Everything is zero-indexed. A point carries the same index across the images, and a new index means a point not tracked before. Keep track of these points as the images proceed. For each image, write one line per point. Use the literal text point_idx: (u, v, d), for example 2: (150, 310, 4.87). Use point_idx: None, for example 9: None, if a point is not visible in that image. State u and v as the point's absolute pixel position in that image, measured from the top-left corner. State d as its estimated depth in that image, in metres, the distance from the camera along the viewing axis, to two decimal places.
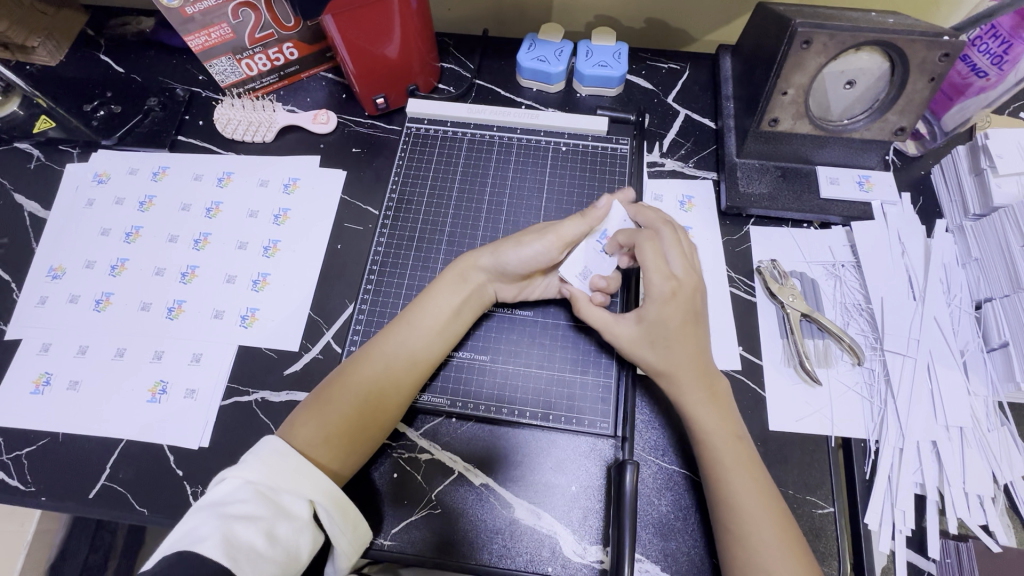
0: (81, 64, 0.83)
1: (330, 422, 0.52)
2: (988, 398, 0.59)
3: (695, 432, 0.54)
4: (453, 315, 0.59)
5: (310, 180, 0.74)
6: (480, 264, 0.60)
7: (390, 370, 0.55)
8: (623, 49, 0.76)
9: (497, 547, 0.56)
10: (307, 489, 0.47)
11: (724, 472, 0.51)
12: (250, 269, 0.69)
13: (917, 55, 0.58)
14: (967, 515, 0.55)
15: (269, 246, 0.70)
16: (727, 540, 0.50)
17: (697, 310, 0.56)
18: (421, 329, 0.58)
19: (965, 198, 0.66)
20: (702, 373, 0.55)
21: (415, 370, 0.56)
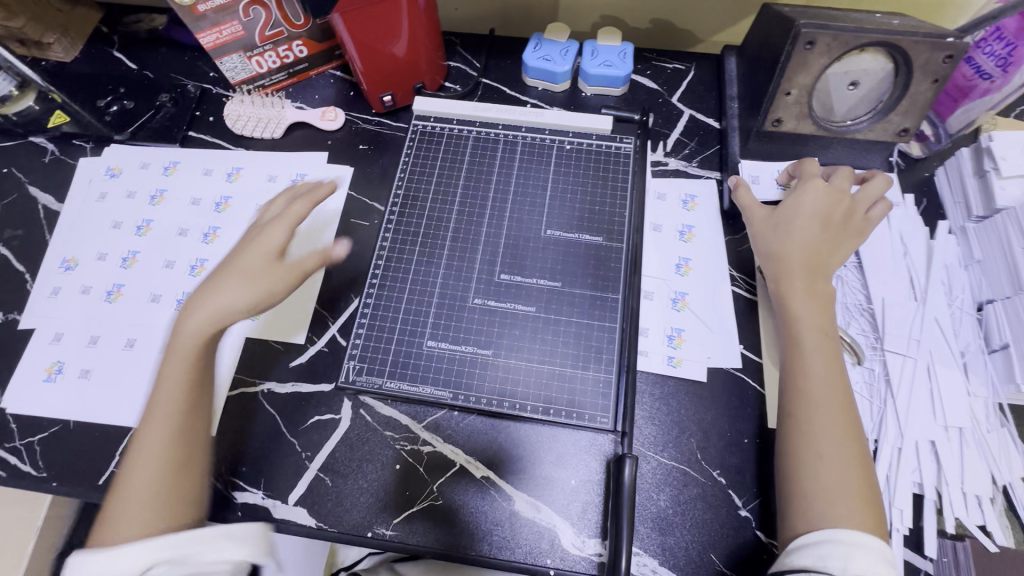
0: (95, 60, 0.84)
1: (128, 504, 0.50)
2: (989, 398, 0.59)
3: (789, 318, 0.57)
4: (185, 374, 0.55)
5: (317, 176, 0.75)
6: (247, 300, 0.56)
7: (168, 438, 0.53)
8: (628, 50, 0.77)
9: (497, 539, 0.57)
10: (131, 561, 0.47)
11: (805, 359, 0.55)
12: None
13: (920, 57, 0.58)
14: (965, 515, 0.55)
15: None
16: (786, 426, 0.54)
17: (834, 216, 0.60)
18: (171, 389, 0.54)
19: (968, 199, 0.66)
20: (813, 266, 0.58)
21: (184, 428, 0.53)
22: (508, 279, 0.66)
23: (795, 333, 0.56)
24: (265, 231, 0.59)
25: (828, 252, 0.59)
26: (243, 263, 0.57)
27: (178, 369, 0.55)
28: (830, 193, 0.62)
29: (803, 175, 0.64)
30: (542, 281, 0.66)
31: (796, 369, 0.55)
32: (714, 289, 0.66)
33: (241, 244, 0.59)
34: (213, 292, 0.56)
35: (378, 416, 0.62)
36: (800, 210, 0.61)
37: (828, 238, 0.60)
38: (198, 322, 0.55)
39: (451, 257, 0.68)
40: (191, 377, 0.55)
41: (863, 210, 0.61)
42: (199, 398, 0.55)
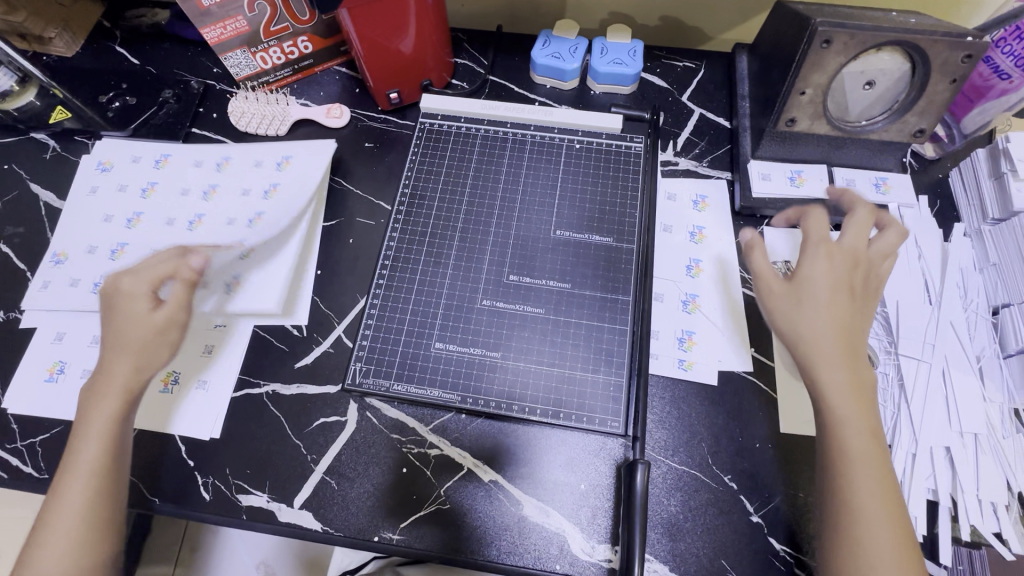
0: (97, 56, 0.83)
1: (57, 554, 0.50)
2: (1004, 404, 0.58)
3: (828, 419, 0.50)
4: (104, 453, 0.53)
5: (301, 155, 0.73)
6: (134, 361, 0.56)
7: (84, 509, 0.51)
8: (638, 48, 0.76)
9: (505, 544, 0.56)
10: None
11: (851, 466, 0.48)
12: (227, 269, 0.66)
13: (938, 56, 0.57)
14: (980, 522, 0.54)
15: (255, 217, 0.69)
16: (833, 536, 0.48)
17: (853, 284, 0.54)
18: (84, 461, 0.52)
19: (984, 202, 0.65)
20: (848, 347, 0.52)
21: (106, 474, 0.53)
22: (517, 281, 0.65)
23: (838, 428, 0.50)
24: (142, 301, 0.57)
25: (860, 331, 0.53)
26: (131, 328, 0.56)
27: (94, 437, 0.53)
28: (839, 258, 0.55)
29: (808, 237, 0.57)
30: (554, 284, 0.65)
31: (841, 479, 0.48)
32: (726, 291, 0.65)
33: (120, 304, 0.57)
34: (100, 396, 0.54)
35: (385, 419, 0.61)
36: (818, 282, 0.54)
37: (849, 311, 0.53)
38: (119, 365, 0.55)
39: (460, 257, 0.67)
40: (88, 455, 0.53)
41: (875, 273, 0.56)
42: (116, 468, 0.53)
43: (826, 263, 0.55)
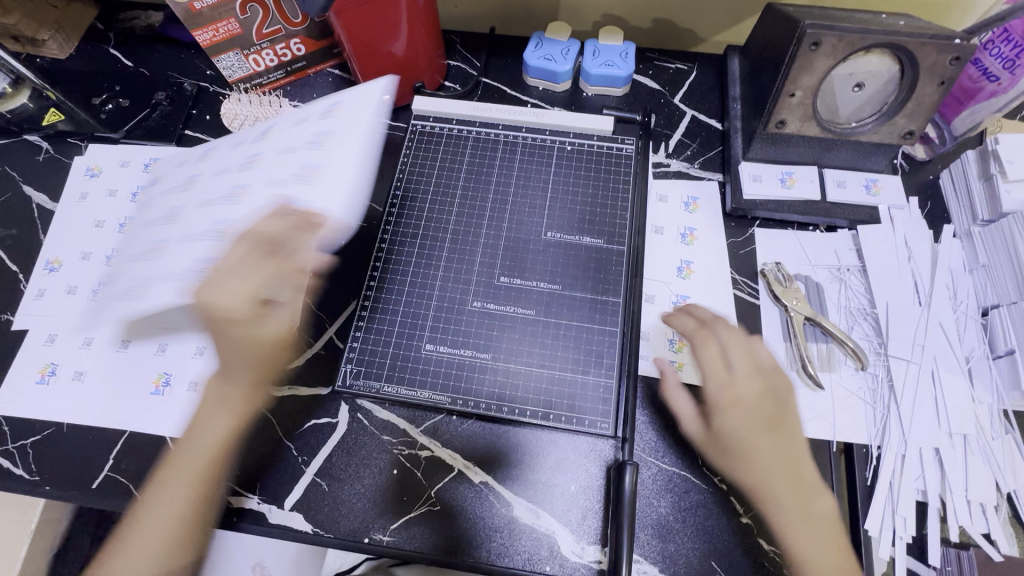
0: (91, 58, 0.83)
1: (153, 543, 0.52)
2: (993, 405, 0.58)
3: (796, 562, 0.50)
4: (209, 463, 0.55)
5: (350, 102, 0.63)
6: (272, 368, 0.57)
7: (181, 507, 0.53)
8: (630, 49, 0.76)
9: (495, 545, 0.56)
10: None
11: None
12: (202, 261, 0.62)
13: (927, 58, 0.57)
14: (969, 523, 0.55)
15: (309, 172, 0.58)
16: None
17: (769, 416, 0.53)
18: (191, 467, 0.54)
19: (974, 203, 0.65)
20: (794, 485, 0.51)
21: (207, 477, 0.55)
22: (507, 282, 0.65)
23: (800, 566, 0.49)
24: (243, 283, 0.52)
25: (803, 483, 0.51)
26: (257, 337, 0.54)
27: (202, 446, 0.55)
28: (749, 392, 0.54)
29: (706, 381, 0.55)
30: (542, 285, 0.65)
31: None
32: (717, 293, 0.65)
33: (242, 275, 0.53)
34: (217, 405, 0.56)
35: (376, 420, 0.61)
36: (737, 435, 0.53)
37: (779, 444, 0.52)
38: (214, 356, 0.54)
39: (451, 258, 0.67)
40: (190, 464, 0.54)
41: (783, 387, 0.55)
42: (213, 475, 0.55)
43: (735, 412, 0.53)
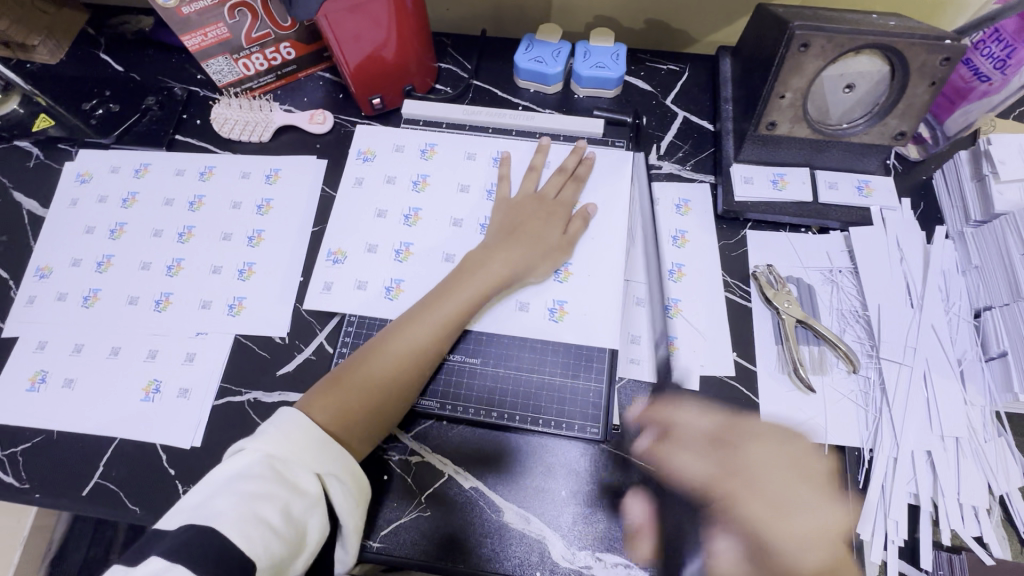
0: (82, 63, 0.83)
1: (353, 393, 0.54)
2: (986, 407, 0.58)
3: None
4: (435, 330, 0.58)
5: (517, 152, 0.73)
6: (539, 256, 0.64)
7: (395, 362, 0.56)
8: (621, 51, 0.75)
9: (486, 550, 0.56)
10: (314, 464, 0.48)
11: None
12: (383, 275, 0.67)
13: (917, 58, 0.57)
14: (961, 527, 0.54)
15: (410, 215, 0.70)
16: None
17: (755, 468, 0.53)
18: (423, 328, 0.58)
19: (966, 203, 0.64)
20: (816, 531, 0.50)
21: (444, 338, 0.59)
22: None
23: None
24: (552, 222, 0.66)
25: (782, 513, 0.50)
26: (543, 236, 0.65)
27: (444, 312, 0.59)
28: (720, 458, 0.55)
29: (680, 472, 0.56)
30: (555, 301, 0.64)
31: None
32: (710, 297, 0.65)
33: (532, 210, 0.67)
34: (478, 276, 0.61)
35: None
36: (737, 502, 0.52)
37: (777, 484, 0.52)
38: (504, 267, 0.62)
39: (435, 271, 0.67)
40: (440, 320, 0.59)
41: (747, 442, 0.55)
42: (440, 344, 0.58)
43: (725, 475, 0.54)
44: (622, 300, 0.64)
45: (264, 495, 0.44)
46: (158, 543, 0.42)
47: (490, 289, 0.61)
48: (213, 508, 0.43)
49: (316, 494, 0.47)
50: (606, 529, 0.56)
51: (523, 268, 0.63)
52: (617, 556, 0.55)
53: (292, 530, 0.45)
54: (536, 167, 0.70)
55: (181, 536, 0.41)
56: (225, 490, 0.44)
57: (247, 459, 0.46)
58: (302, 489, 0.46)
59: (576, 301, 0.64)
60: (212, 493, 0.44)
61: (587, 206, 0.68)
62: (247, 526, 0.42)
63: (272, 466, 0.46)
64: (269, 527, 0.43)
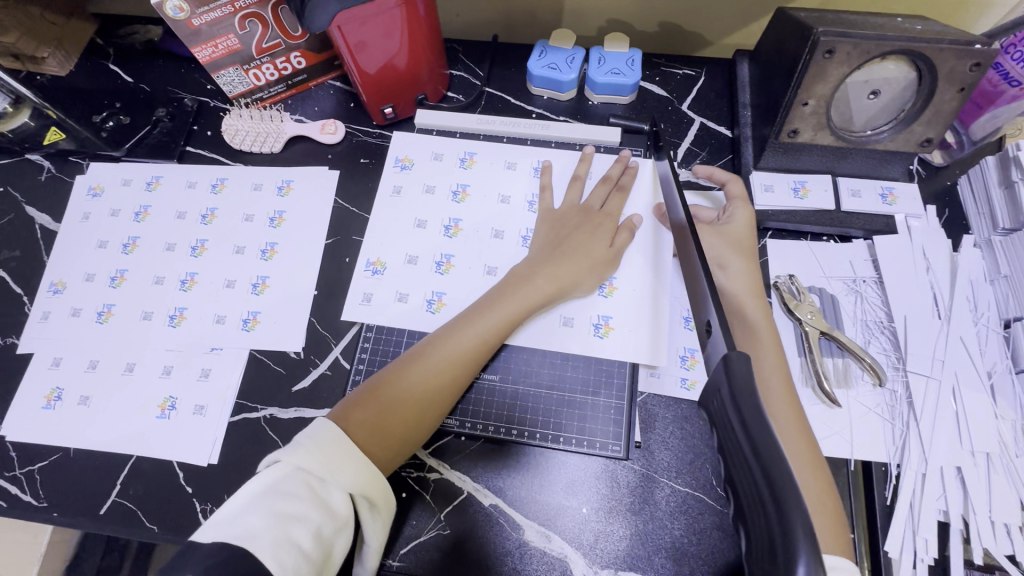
0: (91, 74, 0.83)
1: (388, 404, 0.53)
2: (1017, 421, 0.56)
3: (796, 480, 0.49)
4: (477, 345, 0.58)
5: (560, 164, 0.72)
6: (585, 269, 0.62)
7: (434, 373, 0.56)
8: (637, 56, 0.74)
9: (508, 569, 0.55)
10: (345, 481, 0.47)
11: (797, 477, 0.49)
12: (425, 287, 0.66)
13: (946, 64, 0.55)
14: (993, 545, 0.53)
15: (452, 225, 0.69)
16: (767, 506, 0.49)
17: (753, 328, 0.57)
18: (465, 342, 0.57)
19: (994, 211, 0.63)
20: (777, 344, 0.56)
21: (483, 351, 0.58)
22: None
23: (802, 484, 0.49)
24: (597, 236, 0.64)
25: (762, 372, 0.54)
26: (587, 249, 0.63)
27: (487, 326, 0.58)
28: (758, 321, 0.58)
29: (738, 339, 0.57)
30: (580, 309, 0.64)
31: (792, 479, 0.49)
32: None
33: (575, 221, 0.66)
34: (521, 287, 0.61)
35: None
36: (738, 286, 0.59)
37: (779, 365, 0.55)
38: (546, 282, 0.61)
39: (479, 284, 0.66)
40: (480, 334, 0.58)
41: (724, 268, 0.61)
42: (478, 357, 0.58)
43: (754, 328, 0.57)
44: (652, 314, 0.63)
45: (294, 517, 0.44)
46: (192, 557, 0.40)
47: (534, 304, 0.60)
48: (244, 525, 0.42)
49: (344, 513, 0.47)
50: (628, 547, 0.55)
51: (569, 283, 0.62)
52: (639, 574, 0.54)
53: (320, 553, 0.44)
54: (581, 176, 0.69)
55: (217, 554, 0.40)
56: (255, 507, 0.44)
57: (280, 473, 0.46)
58: (332, 508, 0.46)
59: (622, 317, 0.63)
60: (246, 507, 0.44)
61: (633, 218, 0.66)
62: (280, 549, 0.42)
63: (305, 480, 0.46)
64: (300, 550, 0.43)
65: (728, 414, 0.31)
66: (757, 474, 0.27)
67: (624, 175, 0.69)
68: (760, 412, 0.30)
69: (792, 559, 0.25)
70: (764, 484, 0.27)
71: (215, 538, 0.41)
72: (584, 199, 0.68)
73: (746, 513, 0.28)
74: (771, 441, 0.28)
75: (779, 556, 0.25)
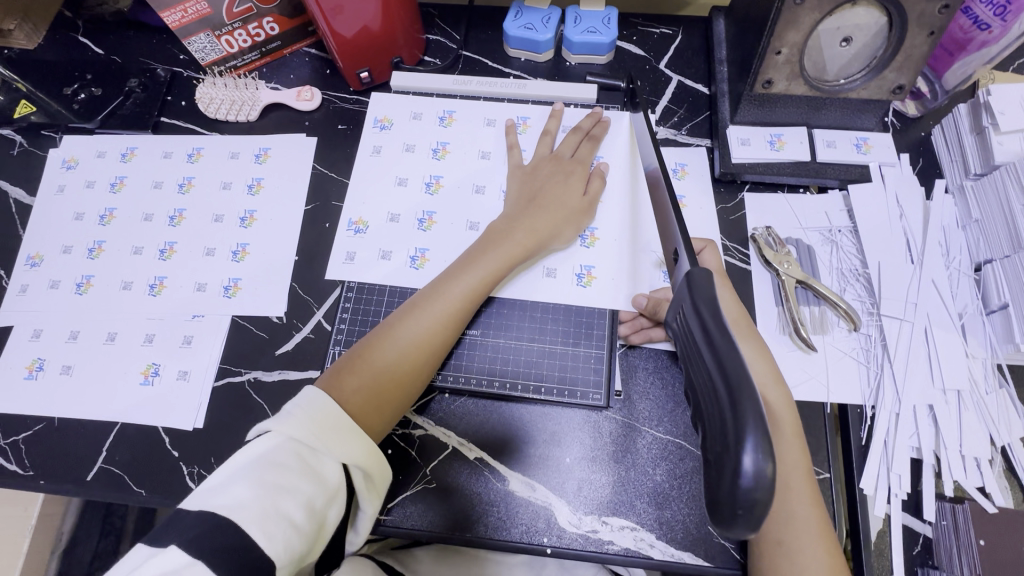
0: (59, 46, 0.81)
1: (371, 370, 0.53)
2: (987, 360, 0.58)
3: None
4: (461, 303, 0.57)
5: (539, 121, 0.72)
6: (565, 221, 0.63)
7: (417, 335, 0.55)
8: (613, 14, 0.74)
9: (493, 519, 0.56)
10: (338, 451, 0.46)
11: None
12: (408, 245, 0.66)
13: (915, 8, 0.55)
14: (963, 478, 0.55)
15: (432, 183, 0.69)
16: None
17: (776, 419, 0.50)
18: (450, 301, 0.57)
19: (966, 158, 0.64)
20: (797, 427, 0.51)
21: (464, 309, 0.58)
22: None
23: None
24: (572, 189, 0.64)
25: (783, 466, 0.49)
26: (562, 200, 0.63)
27: (468, 284, 0.58)
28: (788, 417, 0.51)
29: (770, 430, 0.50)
30: (560, 262, 0.64)
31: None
32: None
33: (548, 174, 0.65)
34: (500, 244, 0.60)
35: None
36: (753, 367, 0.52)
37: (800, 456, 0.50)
38: (524, 236, 0.61)
39: (461, 240, 0.66)
40: (461, 292, 0.58)
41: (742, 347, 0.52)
42: (461, 317, 0.58)
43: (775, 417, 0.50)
44: (633, 264, 0.64)
45: (284, 488, 0.43)
46: (178, 521, 0.40)
47: (516, 259, 0.60)
48: (233, 496, 0.41)
49: (336, 483, 0.46)
50: (611, 494, 0.56)
51: (547, 236, 0.62)
52: (622, 518, 0.55)
53: (313, 525, 0.44)
54: (550, 132, 0.69)
55: (201, 523, 0.40)
56: (243, 477, 0.43)
57: (272, 443, 0.45)
58: (325, 479, 0.45)
59: (604, 266, 0.64)
60: (233, 477, 0.43)
61: (602, 165, 0.67)
62: (268, 521, 0.41)
63: (296, 451, 0.45)
64: (290, 522, 0.42)
65: (691, 326, 0.35)
66: (719, 379, 0.30)
67: (596, 127, 0.69)
68: (719, 320, 0.33)
69: (742, 439, 0.28)
70: (721, 380, 0.31)
71: (201, 506, 0.41)
72: (556, 150, 0.68)
73: (707, 406, 0.31)
74: (731, 349, 0.32)
75: (731, 439, 0.29)
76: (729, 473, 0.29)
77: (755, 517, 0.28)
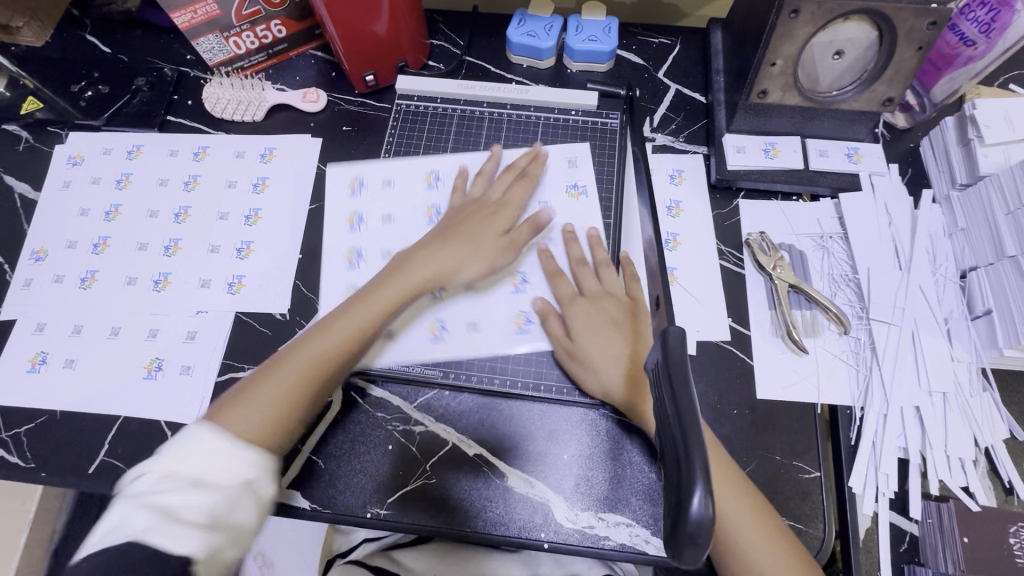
0: (68, 44, 0.82)
1: (269, 399, 0.51)
2: (972, 364, 0.60)
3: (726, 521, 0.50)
4: (371, 317, 0.57)
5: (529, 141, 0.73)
6: (490, 243, 0.64)
7: (332, 346, 0.54)
8: (613, 24, 0.76)
9: (491, 515, 0.57)
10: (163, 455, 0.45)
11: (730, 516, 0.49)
12: (410, 245, 0.68)
13: (904, 23, 0.58)
14: (948, 477, 0.57)
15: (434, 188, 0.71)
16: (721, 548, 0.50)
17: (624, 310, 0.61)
18: (354, 323, 0.56)
19: (953, 169, 0.66)
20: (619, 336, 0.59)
21: (377, 324, 0.57)
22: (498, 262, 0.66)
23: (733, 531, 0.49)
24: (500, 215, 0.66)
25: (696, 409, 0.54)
26: (487, 231, 0.64)
27: (379, 302, 0.58)
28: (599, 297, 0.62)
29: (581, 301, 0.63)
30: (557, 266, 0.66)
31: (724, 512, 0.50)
32: (702, 262, 0.66)
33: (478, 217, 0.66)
34: (431, 257, 0.61)
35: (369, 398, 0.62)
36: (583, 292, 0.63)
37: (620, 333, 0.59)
38: (446, 254, 0.62)
39: None
40: (381, 301, 0.58)
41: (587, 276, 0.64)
42: (361, 338, 0.56)
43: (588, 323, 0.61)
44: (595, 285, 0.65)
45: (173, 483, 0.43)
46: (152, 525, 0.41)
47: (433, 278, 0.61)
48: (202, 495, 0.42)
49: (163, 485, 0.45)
50: (607, 490, 0.57)
51: (466, 257, 0.62)
52: (618, 515, 0.56)
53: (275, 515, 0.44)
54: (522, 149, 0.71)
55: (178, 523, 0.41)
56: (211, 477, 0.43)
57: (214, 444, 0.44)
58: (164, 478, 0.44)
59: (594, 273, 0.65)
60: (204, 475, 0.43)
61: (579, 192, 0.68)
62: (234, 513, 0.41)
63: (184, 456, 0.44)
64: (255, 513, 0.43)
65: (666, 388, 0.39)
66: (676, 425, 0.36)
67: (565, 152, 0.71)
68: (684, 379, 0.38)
69: (694, 485, 0.34)
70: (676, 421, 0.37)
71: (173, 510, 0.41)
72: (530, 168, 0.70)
73: (667, 449, 0.37)
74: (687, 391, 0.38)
75: (685, 482, 0.34)
76: (682, 511, 0.34)
77: (700, 546, 0.34)
